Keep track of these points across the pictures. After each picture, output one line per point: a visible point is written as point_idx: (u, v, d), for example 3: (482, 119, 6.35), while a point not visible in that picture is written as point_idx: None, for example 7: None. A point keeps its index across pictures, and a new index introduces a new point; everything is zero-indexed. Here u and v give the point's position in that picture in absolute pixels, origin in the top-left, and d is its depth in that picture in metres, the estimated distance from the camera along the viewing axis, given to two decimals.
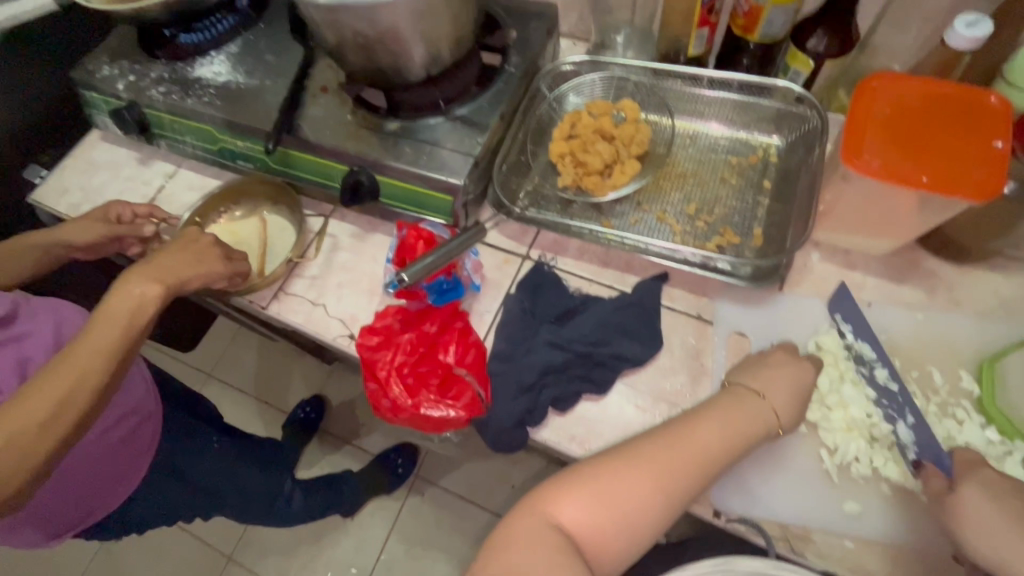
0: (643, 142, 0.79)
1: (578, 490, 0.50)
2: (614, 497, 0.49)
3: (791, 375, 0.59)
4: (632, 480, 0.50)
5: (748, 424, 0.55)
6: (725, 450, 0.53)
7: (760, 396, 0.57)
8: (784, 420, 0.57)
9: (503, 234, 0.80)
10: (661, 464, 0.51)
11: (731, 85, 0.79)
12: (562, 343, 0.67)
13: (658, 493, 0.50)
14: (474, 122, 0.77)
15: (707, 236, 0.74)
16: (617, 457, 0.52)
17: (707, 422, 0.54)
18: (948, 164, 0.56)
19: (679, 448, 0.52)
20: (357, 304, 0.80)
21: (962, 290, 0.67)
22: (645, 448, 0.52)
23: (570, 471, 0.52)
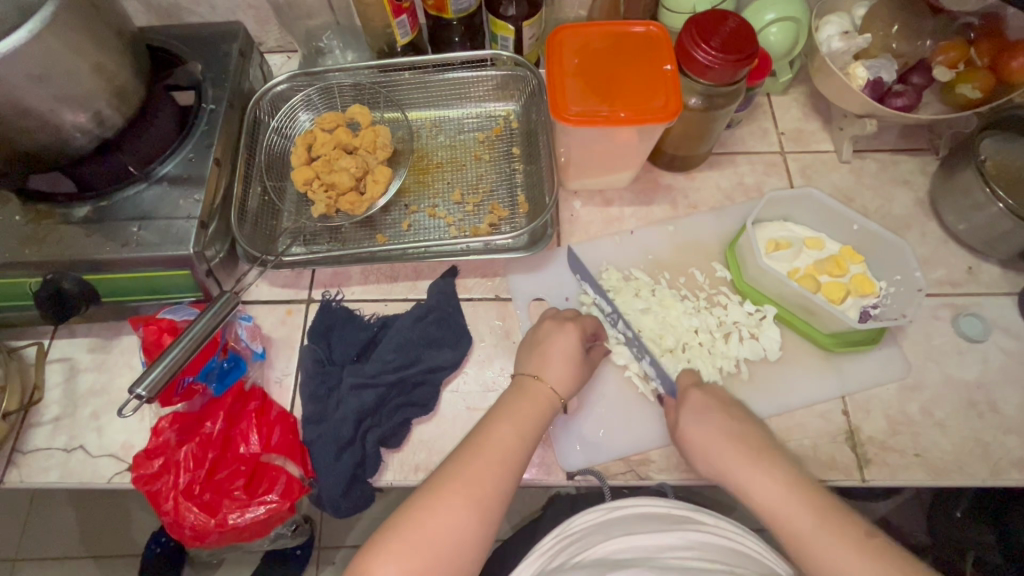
0: (388, 144, 0.74)
1: (388, 549, 0.47)
2: (431, 541, 0.47)
3: (564, 343, 0.61)
4: (443, 517, 0.48)
5: (535, 409, 0.56)
6: (523, 443, 0.54)
7: (536, 378, 0.59)
8: (562, 394, 0.59)
9: (274, 285, 0.71)
10: (469, 482, 0.50)
11: (453, 65, 0.79)
12: (369, 380, 0.63)
13: (475, 513, 0.49)
14: (186, 178, 0.66)
15: (479, 218, 0.74)
16: (428, 497, 0.49)
17: (500, 423, 0.55)
18: (634, 97, 0.62)
19: (482, 459, 0.52)
20: (126, 427, 0.65)
21: (694, 193, 0.76)
22: (452, 473, 0.51)
23: (382, 533, 0.48)
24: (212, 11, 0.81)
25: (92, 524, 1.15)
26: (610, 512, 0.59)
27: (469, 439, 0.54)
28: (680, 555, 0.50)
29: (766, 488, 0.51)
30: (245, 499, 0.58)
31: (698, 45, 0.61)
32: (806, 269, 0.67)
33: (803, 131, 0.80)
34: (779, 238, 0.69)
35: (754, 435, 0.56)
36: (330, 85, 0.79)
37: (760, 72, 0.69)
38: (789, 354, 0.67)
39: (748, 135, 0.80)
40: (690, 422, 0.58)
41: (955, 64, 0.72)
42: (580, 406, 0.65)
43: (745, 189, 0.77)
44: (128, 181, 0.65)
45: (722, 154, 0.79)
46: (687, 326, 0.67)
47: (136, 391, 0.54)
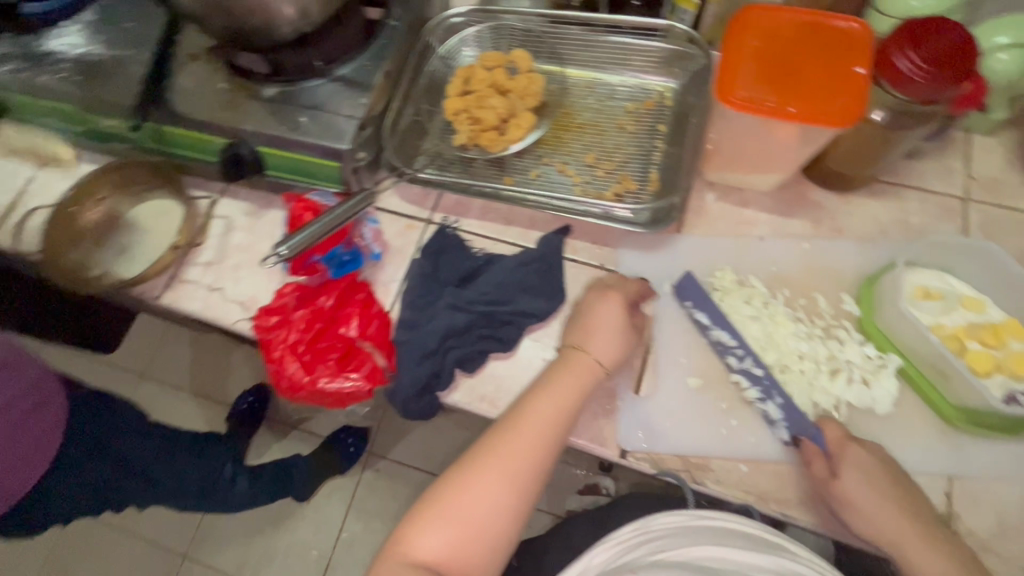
0: (538, 93, 0.76)
1: (435, 519, 0.54)
2: (464, 515, 0.54)
3: (603, 317, 0.62)
4: (481, 492, 0.55)
5: (576, 384, 0.59)
6: (558, 419, 0.57)
7: (579, 351, 0.60)
8: (602, 363, 0.60)
9: (404, 199, 0.77)
10: (505, 461, 0.56)
11: (624, 29, 0.79)
12: (463, 305, 0.67)
13: (503, 488, 0.55)
14: (358, 81, 0.72)
15: (606, 184, 0.74)
16: (462, 472, 0.56)
17: (539, 401, 0.58)
18: (812, 91, 0.58)
19: (514, 441, 0.57)
20: (257, 284, 0.75)
21: (845, 218, 0.70)
22: (485, 453, 0.56)
23: (420, 504, 0.56)
24: None
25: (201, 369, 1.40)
26: (696, 520, 0.57)
27: (507, 415, 0.59)
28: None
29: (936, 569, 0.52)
30: (334, 371, 0.65)
31: (902, 51, 0.55)
32: (954, 329, 0.59)
33: (999, 181, 0.70)
34: (931, 288, 0.61)
35: (920, 501, 0.55)
36: (499, 26, 0.82)
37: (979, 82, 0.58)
38: (900, 414, 0.60)
39: (930, 171, 0.71)
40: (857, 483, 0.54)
41: None
42: (653, 390, 0.64)
43: (906, 228, 0.68)
44: (311, 74, 0.73)
45: (890, 184, 0.71)
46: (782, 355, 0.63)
47: (279, 249, 0.62)
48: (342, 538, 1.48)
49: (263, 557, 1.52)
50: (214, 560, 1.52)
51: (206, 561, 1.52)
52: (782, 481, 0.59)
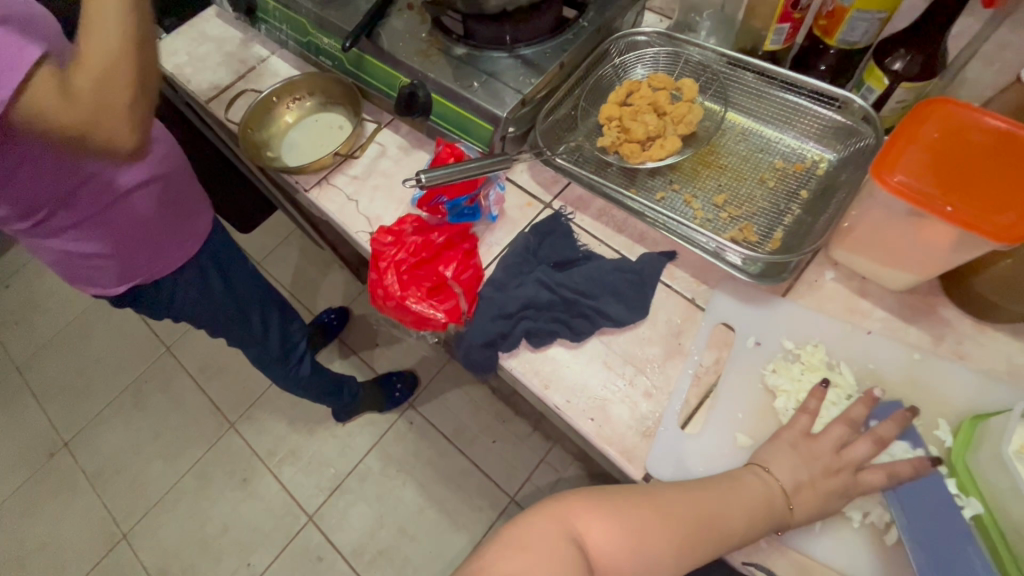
0: (693, 124, 0.78)
1: (602, 514, 0.54)
2: (637, 540, 0.53)
3: (821, 451, 0.57)
4: (650, 527, 0.53)
5: (765, 518, 0.54)
6: (739, 527, 0.54)
7: (766, 470, 0.57)
8: (795, 516, 0.55)
9: (533, 179, 0.83)
10: (679, 512, 0.54)
11: (800, 90, 0.79)
12: (551, 285, 0.71)
13: (671, 542, 0.53)
14: (535, 64, 0.80)
15: (725, 227, 0.74)
16: (640, 499, 0.55)
17: (725, 490, 0.56)
18: (975, 202, 0.55)
19: (691, 499, 0.55)
20: (385, 207, 0.85)
21: (970, 345, 0.65)
22: (668, 501, 0.55)
23: (592, 491, 0.56)
24: None
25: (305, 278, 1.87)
26: None
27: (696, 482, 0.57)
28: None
29: None
30: (423, 296, 0.72)
31: None
32: None
33: None
34: None
35: None
36: (677, 53, 0.85)
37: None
38: None
39: None
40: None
41: None
42: (700, 430, 0.64)
43: None
44: (498, 46, 0.81)
45: None
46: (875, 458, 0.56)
47: (420, 174, 0.70)
48: (360, 465, 1.64)
49: (293, 453, 1.68)
50: (253, 439, 1.71)
51: (246, 436, 1.71)
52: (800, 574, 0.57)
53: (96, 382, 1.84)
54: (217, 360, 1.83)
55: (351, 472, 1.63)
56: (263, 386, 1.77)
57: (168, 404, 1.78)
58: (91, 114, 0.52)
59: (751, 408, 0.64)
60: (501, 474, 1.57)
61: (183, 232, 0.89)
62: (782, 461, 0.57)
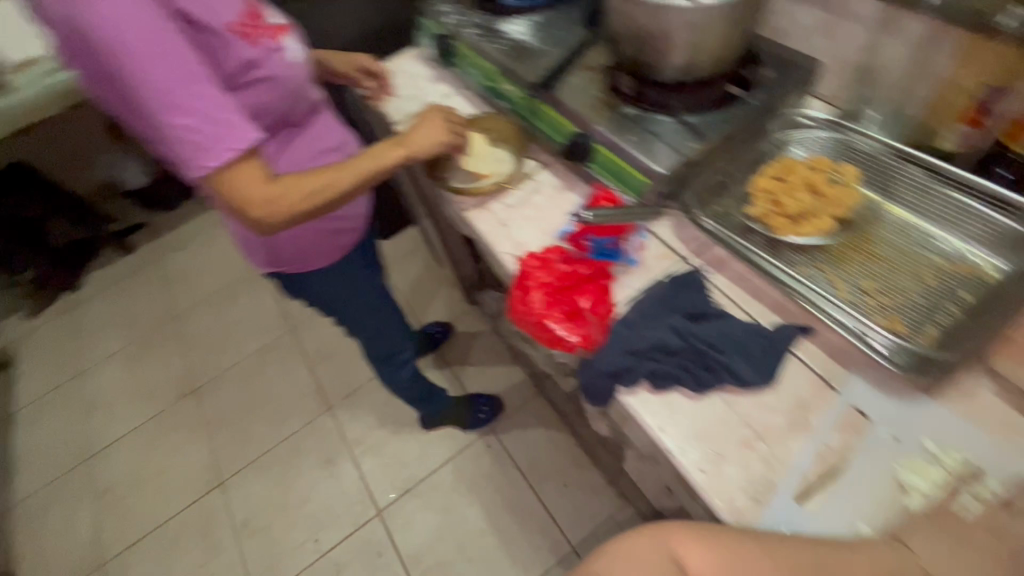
0: (848, 208, 0.80)
1: (707, 545, 0.58)
2: None
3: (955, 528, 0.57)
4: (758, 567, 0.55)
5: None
6: None
7: (898, 540, 0.57)
8: None
9: (675, 234, 0.88)
10: (792, 558, 0.56)
11: (976, 194, 0.77)
12: (683, 333, 0.74)
13: None
14: (698, 131, 0.86)
15: (872, 314, 0.73)
16: (753, 539, 0.57)
17: (847, 549, 0.56)
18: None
19: (806, 546, 0.57)
20: (533, 236, 0.94)
21: None
22: (783, 547, 0.57)
23: (704, 527, 0.60)
24: None
25: (420, 290, 2.04)
26: None
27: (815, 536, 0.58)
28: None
29: None
30: (559, 319, 0.78)
31: None
32: None
33: None
34: None
35: None
36: (842, 141, 0.88)
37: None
38: None
39: None
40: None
41: None
42: (820, 510, 0.62)
43: None
44: (664, 110, 0.88)
45: None
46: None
47: (585, 212, 0.82)
48: (433, 475, 1.71)
49: (376, 446, 1.79)
50: (344, 425, 1.85)
51: (339, 421, 1.86)
52: None
53: (230, 344, 2.11)
54: (329, 347, 2.03)
55: (424, 480, 1.70)
56: (363, 379, 1.92)
57: (282, 376, 1.99)
58: (289, 206, 0.73)
59: (878, 501, 0.62)
60: (567, 519, 1.56)
61: (333, 244, 1.06)
62: (922, 542, 0.57)
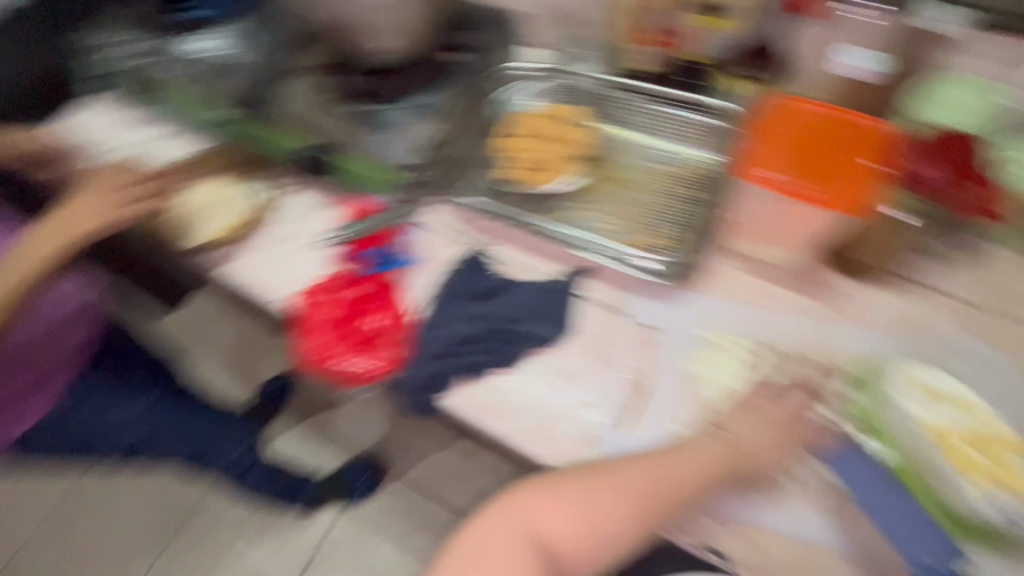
0: (584, 145, 0.86)
1: (552, 505, 0.62)
2: (587, 518, 0.62)
3: (763, 409, 0.65)
4: (600, 503, 0.61)
5: (713, 460, 0.63)
6: (691, 482, 0.61)
7: (717, 427, 0.65)
8: (760, 460, 0.63)
9: (446, 217, 0.84)
10: (623, 486, 0.62)
11: (673, 102, 0.89)
12: (478, 316, 0.73)
13: (619, 509, 0.62)
14: (430, 115, 0.88)
15: (629, 233, 0.80)
16: (591, 475, 0.62)
17: (677, 454, 0.63)
18: (834, 181, 0.77)
19: (636, 469, 0.62)
20: (302, 269, 0.79)
21: (855, 304, 0.72)
22: (617, 474, 0.62)
23: (549, 478, 0.63)
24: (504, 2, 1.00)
25: None
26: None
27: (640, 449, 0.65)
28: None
29: None
30: (352, 352, 0.73)
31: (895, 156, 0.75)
32: (945, 428, 0.60)
33: (1013, 293, 0.72)
34: (930, 385, 0.62)
35: None
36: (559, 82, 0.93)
37: (975, 186, 0.72)
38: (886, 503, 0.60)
39: (945, 273, 0.73)
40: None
41: None
42: (642, 428, 0.67)
43: (914, 323, 0.70)
44: None
45: (904, 277, 0.73)
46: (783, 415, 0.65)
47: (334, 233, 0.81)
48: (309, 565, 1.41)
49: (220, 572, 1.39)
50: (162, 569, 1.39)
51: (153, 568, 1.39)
52: (750, 544, 0.60)
53: None
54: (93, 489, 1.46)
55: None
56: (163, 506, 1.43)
57: (39, 552, 1.40)
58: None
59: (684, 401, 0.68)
60: None
61: None
62: (741, 421, 0.65)
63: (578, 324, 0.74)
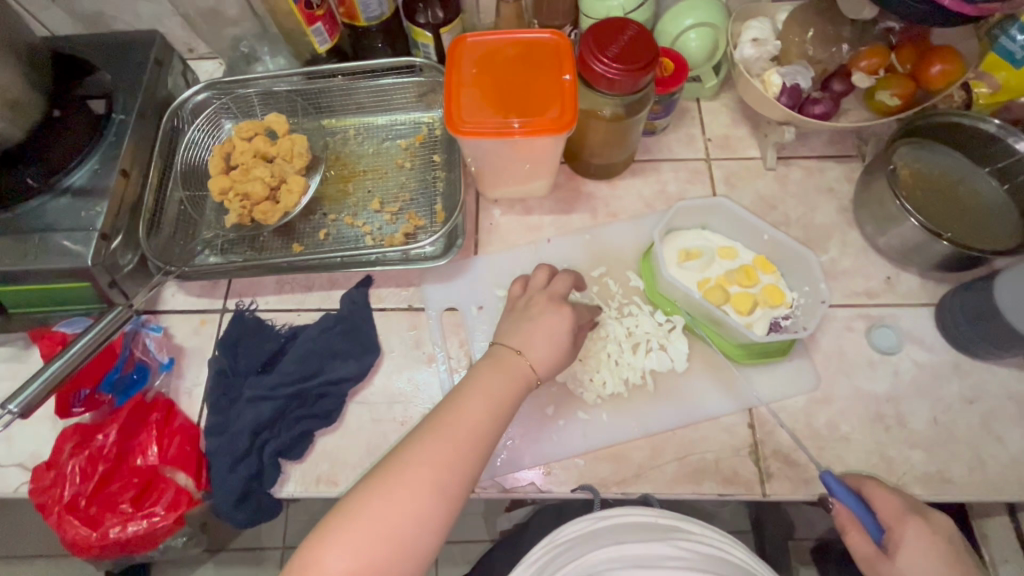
0: (305, 153, 0.73)
1: (342, 536, 0.45)
2: (387, 528, 0.45)
3: (554, 324, 0.59)
4: (399, 499, 0.46)
5: (509, 384, 0.55)
6: (491, 422, 0.52)
7: (518, 354, 0.57)
8: (540, 372, 0.57)
9: (189, 294, 0.71)
10: (426, 464, 0.48)
11: (381, 72, 0.78)
12: (266, 393, 0.63)
13: (426, 495, 0.47)
14: (91, 189, 0.66)
15: (395, 226, 0.74)
16: (387, 478, 0.47)
17: (472, 398, 0.53)
18: (554, 104, 0.62)
19: (433, 438, 0.50)
20: (37, 435, 0.64)
21: (615, 202, 0.76)
22: (416, 456, 0.48)
23: (336, 512, 0.46)
24: (138, 19, 0.81)
25: None
26: (597, 522, 0.55)
27: (429, 418, 0.52)
28: (680, 566, 0.48)
29: (888, 505, 0.52)
30: (136, 508, 0.62)
31: (596, 56, 0.60)
32: (716, 280, 0.67)
33: (730, 137, 0.79)
34: (690, 248, 0.68)
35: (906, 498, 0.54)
36: (248, 94, 0.79)
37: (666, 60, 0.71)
38: (698, 366, 0.67)
39: (674, 141, 0.79)
40: (885, 498, 0.53)
41: (876, 70, 0.70)
42: None
43: (666, 197, 0.76)
44: (29, 194, 0.64)
45: (646, 161, 0.78)
46: (561, 315, 0.59)
47: (8, 407, 0.53)
48: None
49: None
50: None
51: None
52: (615, 463, 0.62)
53: None
54: None
55: None
56: None
57: None
58: None
59: None
60: None
61: None
62: (539, 341, 0.58)
63: (382, 343, 0.68)
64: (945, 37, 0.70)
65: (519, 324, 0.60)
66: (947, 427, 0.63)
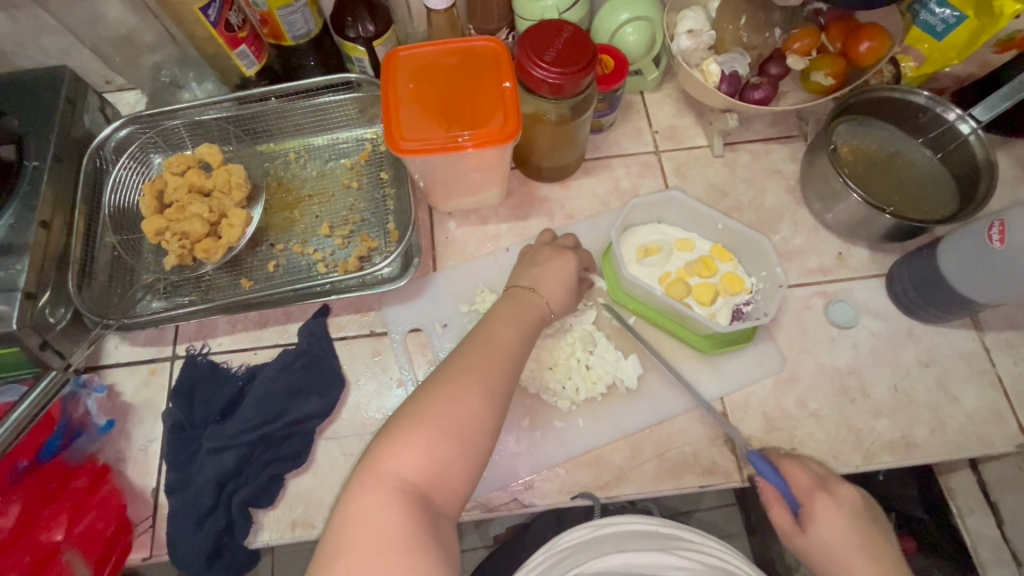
0: (243, 183, 0.70)
1: (411, 434, 0.44)
2: (451, 423, 0.45)
3: (561, 268, 0.61)
4: (457, 399, 0.47)
5: (529, 315, 0.57)
6: (521, 340, 0.54)
7: (531, 290, 0.59)
8: (554, 310, 0.60)
9: (136, 344, 0.67)
10: (477, 368, 0.49)
11: (315, 91, 0.75)
12: (227, 442, 0.60)
13: (479, 396, 0.47)
14: (9, 245, 0.61)
15: (348, 250, 0.71)
16: (442, 385, 0.48)
17: (498, 323, 0.55)
18: (496, 111, 0.60)
19: (473, 353, 0.51)
20: None
21: (570, 203, 0.75)
22: (462, 367, 0.49)
23: (394, 424, 0.46)
24: (43, 53, 0.75)
25: None
26: (599, 529, 0.55)
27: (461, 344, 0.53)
28: None
29: (800, 478, 0.55)
30: None
31: (535, 62, 0.59)
32: (676, 273, 0.67)
33: (676, 128, 0.79)
34: (649, 243, 0.68)
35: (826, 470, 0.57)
36: (176, 126, 0.75)
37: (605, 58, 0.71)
38: (667, 361, 0.67)
39: (622, 136, 0.79)
40: (800, 471, 0.55)
41: (809, 51, 0.72)
42: None
43: (620, 193, 0.76)
44: None
45: (596, 159, 0.78)
46: (567, 260, 0.62)
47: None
48: None
49: None
50: None
51: None
52: (594, 468, 0.62)
53: None
54: None
55: None
56: None
57: None
58: None
59: None
60: None
61: None
62: (548, 279, 0.60)
63: (348, 373, 0.66)
64: (870, 15, 0.72)
65: (528, 267, 0.62)
66: (906, 393, 0.65)
